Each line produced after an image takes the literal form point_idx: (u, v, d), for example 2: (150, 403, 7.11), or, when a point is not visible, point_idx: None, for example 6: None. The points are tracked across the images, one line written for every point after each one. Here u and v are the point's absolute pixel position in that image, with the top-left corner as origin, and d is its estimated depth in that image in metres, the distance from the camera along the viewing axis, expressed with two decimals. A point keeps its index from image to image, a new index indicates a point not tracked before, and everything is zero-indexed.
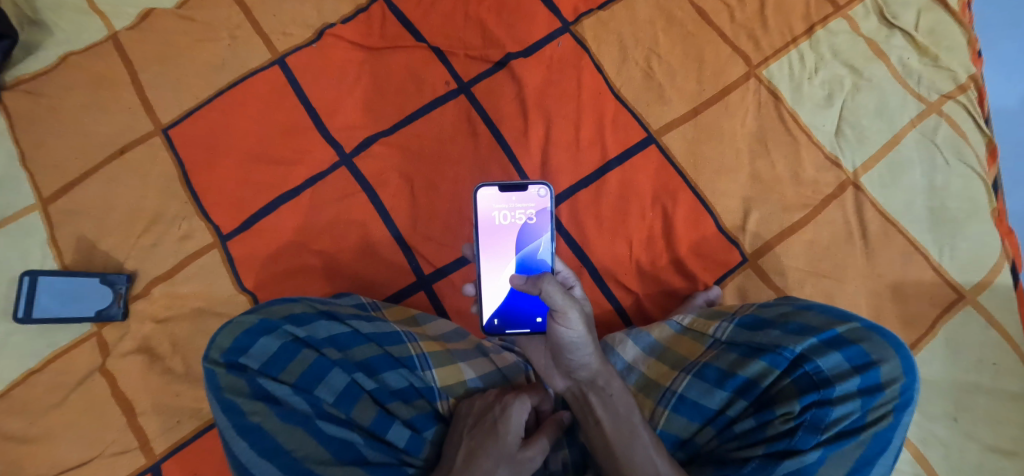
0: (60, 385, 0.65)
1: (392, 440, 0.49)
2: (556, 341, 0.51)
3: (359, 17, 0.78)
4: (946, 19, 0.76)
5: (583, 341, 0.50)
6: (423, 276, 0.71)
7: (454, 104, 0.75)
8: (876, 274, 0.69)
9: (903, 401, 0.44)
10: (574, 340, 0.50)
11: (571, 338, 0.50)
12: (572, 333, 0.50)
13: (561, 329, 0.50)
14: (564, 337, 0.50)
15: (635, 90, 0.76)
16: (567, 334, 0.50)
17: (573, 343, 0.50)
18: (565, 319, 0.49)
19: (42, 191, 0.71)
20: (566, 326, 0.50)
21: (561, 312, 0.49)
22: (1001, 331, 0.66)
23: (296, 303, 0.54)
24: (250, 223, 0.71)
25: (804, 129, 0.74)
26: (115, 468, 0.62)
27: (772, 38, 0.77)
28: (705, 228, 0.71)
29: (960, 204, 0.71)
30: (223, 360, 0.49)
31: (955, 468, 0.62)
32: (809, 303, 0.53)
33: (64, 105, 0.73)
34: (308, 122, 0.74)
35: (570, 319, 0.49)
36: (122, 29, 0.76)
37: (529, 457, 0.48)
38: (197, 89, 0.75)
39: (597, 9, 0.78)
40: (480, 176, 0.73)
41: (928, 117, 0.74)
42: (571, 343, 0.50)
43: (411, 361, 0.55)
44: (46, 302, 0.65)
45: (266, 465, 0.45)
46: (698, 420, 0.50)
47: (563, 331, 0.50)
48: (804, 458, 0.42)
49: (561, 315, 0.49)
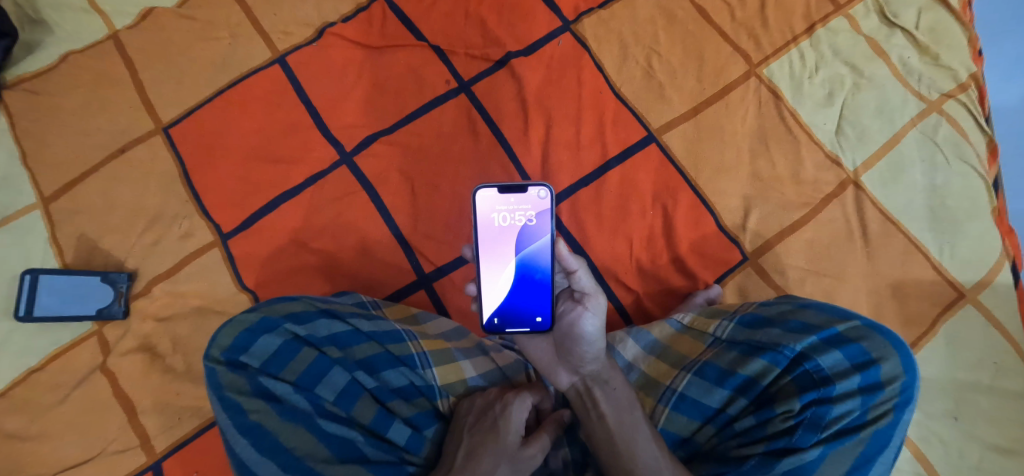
0: (61, 384, 0.65)
1: (392, 439, 0.50)
2: (573, 331, 0.53)
3: (359, 16, 0.78)
4: (947, 17, 0.76)
5: (599, 334, 0.53)
6: (423, 275, 0.71)
7: (454, 103, 0.75)
8: (876, 273, 0.69)
9: (903, 400, 0.44)
10: (593, 331, 0.52)
11: (592, 327, 0.53)
12: (593, 322, 0.53)
13: (586, 316, 0.53)
14: (587, 326, 0.52)
15: (635, 89, 0.76)
16: (590, 323, 0.53)
17: (591, 334, 0.52)
18: (591, 304, 0.53)
19: (43, 190, 0.71)
20: (591, 314, 0.53)
21: (590, 297, 0.53)
22: (1001, 330, 0.66)
23: (296, 301, 0.54)
24: (251, 222, 0.71)
25: (804, 128, 0.74)
26: (116, 467, 0.62)
27: (772, 36, 0.77)
28: (705, 226, 0.71)
29: (960, 202, 0.71)
30: (224, 358, 0.49)
31: (956, 467, 0.62)
32: (810, 302, 0.53)
33: (64, 104, 0.73)
34: (308, 121, 0.74)
35: (597, 306, 0.53)
36: (123, 28, 0.76)
37: (529, 456, 0.48)
38: (198, 88, 0.75)
39: (597, 8, 0.78)
40: (480, 175, 0.73)
41: (929, 116, 0.74)
42: (589, 334, 0.53)
43: (412, 359, 0.55)
44: (47, 300, 0.66)
45: (267, 463, 0.45)
46: (698, 419, 0.50)
47: (587, 318, 0.53)
48: (804, 455, 0.43)
49: (588, 299, 0.53)
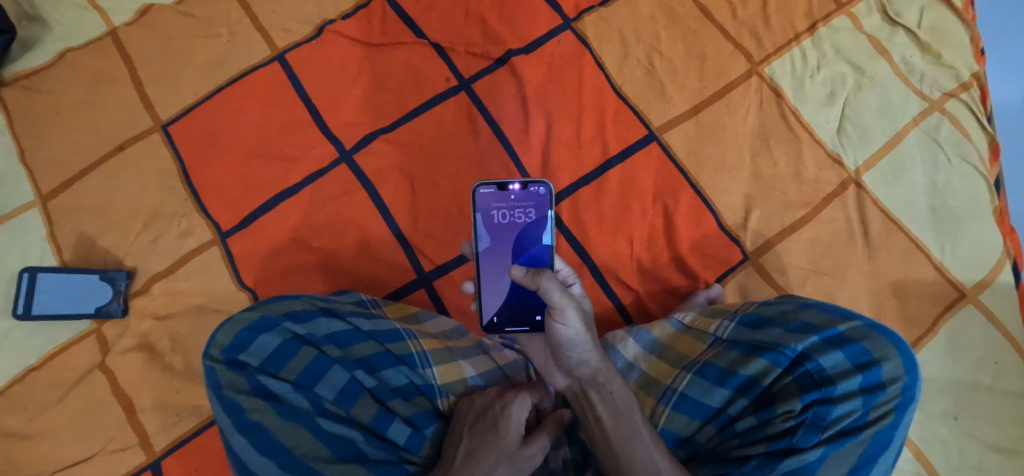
0: (60, 381, 0.65)
1: (392, 438, 0.49)
2: (555, 338, 0.51)
3: (359, 13, 0.78)
4: (949, 16, 0.76)
5: (582, 339, 0.50)
6: (423, 273, 0.71)
7: (454, 101, 0.75)
8: (877, 272, 0.69)
9: (903, 401, 0.43)
10: (573, 337, 0.50)
11: (569, 335, 0.49)
12: (570, 331, 0.49)
13: (559, 327, 0.49)
14: (563, 335, 0.50)
15: (637, 87, 0.75)
16: (566, 332, 0.49)
17: (572, 341, 0.50)
18: (563, 316, 0.48)
19: (42, 187, 0.71)
20: (564, 323, 0.49)
21: (558, 310, 0.48)
22: (1001, 330, 0.66)
23: (296, 300, 0.54)
24: (250, 220, 0.71)
25: (805, 126, 0.74)
26: (115, 465, 0.62)
27: (774, 35, 0.77)
28: (706, 225, 0.71)
29: (961, 202, 0.70)
30: (223, 357, 0.49)
31: (955, 467, 0.62)
32: (811, 301, 0.52)
33: (63, 101, 0.73)
34: (308, 119, 0.74)
35: (568, 316, 0.48)
36: (122, 25, 0.76)
37: (529, 456, 0.48)
38: (198, 85, 0.75)
39: (598, 6, 0.78)
40: (480, 174, 0.72)
41: (931, 115, 0.73)
42: (570, 340, 0.50)
43: (412, 359, 0.54)
44: (46, 298, 0.65)
45: (266, 462, 0.45)
46: (698, 419, 0.50)
47: (561, 329, 0.49)
48: (804, 456, 0.42)
49: (558, 312, 0.48)
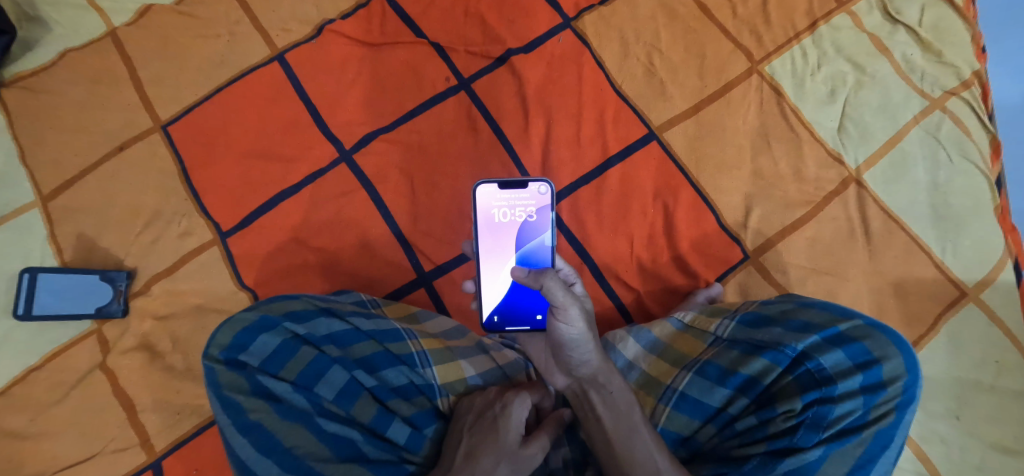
0: (59, 382, 0.65)
1: (392, 437, 0.49)
2: (557, 337, 0.51)
3: (359, 12, 0.78)
4: (950, 14, 0.76)
5: (584, 338, 0.50)
6: (423, 273, 0.71)
7: (454, 100, 0.75)
8: (878, 270, 0.69)
9: (905, 400, 0.43)
10: (575, 337, 0.50)
11: (571, 335, 0.49)
12: (572, 330, 0.49)
13: (561, 326, 0.49)
14: (565, 335, 0.50)
15: (636, 86, 0.75)
16: (568, 331, 0.49)
17: (574, 340, 0.50)
18: (565, 315, 0.48)
19: (42, 188, 0.71)
20: (567, 322, 0.49)
21: (561, 308, 0.48)
22: (1002, 328, 0.66)
23: (295, 300, 0.54)
24: (250, 220, 0.71)
25: (806, 125, 0.74)
26: (115, 465, 0.62)
27: (774, 33, 0.77)
28: (706, 224, 0.71)
29: (963, 201, 0.70)
30: (222, 357, 0.49)
31: (956, 466, 0.62)
32: (812, 300, 0.52)
33: (62, 102, 0.73)
34: (308, 119, 0.74)
35: (571, 315, 0.48)
36: (122, 25, 0.76)
37: (529, 456, 0.48)
38: (197, 85, 0.75)
39: (598, 5, 0.78)
40: (480, 173, 0.73)
41: (932, 114, 0.73)
42: (572, 340, 0.50)
43: (412, 358, 0.54)
44: (46, 299, 0.65)
45: (266, 463, 0.44)
46: (699, 418, 0.50)
47: (563, 328, 0.49)
48: (805, 455, 0.42)
49: (560, 311, 0.48)
